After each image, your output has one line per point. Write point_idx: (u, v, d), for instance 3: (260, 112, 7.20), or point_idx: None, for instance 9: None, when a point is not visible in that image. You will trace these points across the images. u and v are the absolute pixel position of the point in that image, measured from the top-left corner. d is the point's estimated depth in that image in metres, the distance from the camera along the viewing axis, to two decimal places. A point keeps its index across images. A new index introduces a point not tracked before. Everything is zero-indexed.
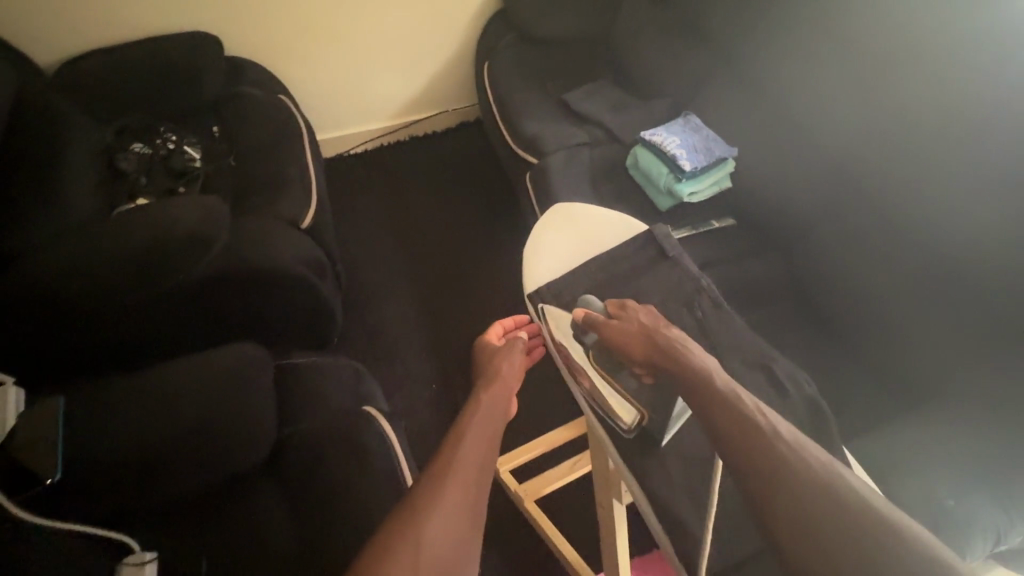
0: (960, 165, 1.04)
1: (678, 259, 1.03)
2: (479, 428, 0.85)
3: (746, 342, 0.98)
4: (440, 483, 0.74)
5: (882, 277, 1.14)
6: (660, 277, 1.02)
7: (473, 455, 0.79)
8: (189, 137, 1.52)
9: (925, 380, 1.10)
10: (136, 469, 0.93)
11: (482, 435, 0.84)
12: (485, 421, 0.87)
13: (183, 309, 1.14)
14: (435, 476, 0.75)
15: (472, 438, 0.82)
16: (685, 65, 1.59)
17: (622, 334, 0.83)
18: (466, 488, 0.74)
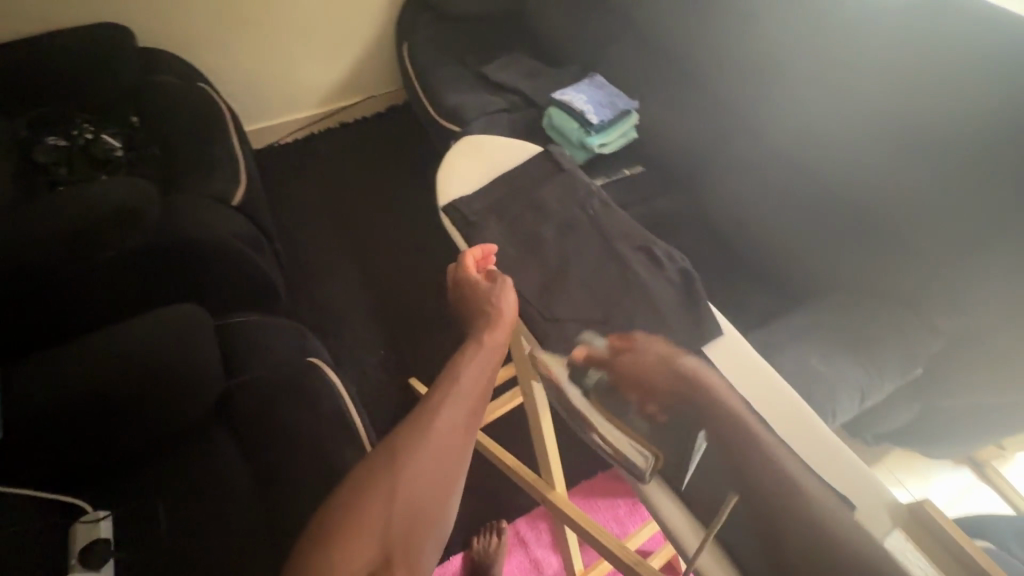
0: (817, 98, 1.21)
1: (570, 170, 1.09)
2: (474, 370, 0.78)
3: (633, 229, 1.02)
4: (414, 434, 0.72)
5: (765, 202, 1.31)
6: (557, 186, 1.06)
7: (457, 401, 0.75)
8: (108, 127, 1.51)
9: (806, 286, 1.27)
10: (84, 423, 0.97)
11: (475, 379, 0.77)
12: (484, 361, 0.79)
13: (118, 283, 1.17)
14: (411, 428, 0.72)
15: (463, 382, 0.77)
16: (589, 31, 1.71)
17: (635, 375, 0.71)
18: (443, 436, 0.72)
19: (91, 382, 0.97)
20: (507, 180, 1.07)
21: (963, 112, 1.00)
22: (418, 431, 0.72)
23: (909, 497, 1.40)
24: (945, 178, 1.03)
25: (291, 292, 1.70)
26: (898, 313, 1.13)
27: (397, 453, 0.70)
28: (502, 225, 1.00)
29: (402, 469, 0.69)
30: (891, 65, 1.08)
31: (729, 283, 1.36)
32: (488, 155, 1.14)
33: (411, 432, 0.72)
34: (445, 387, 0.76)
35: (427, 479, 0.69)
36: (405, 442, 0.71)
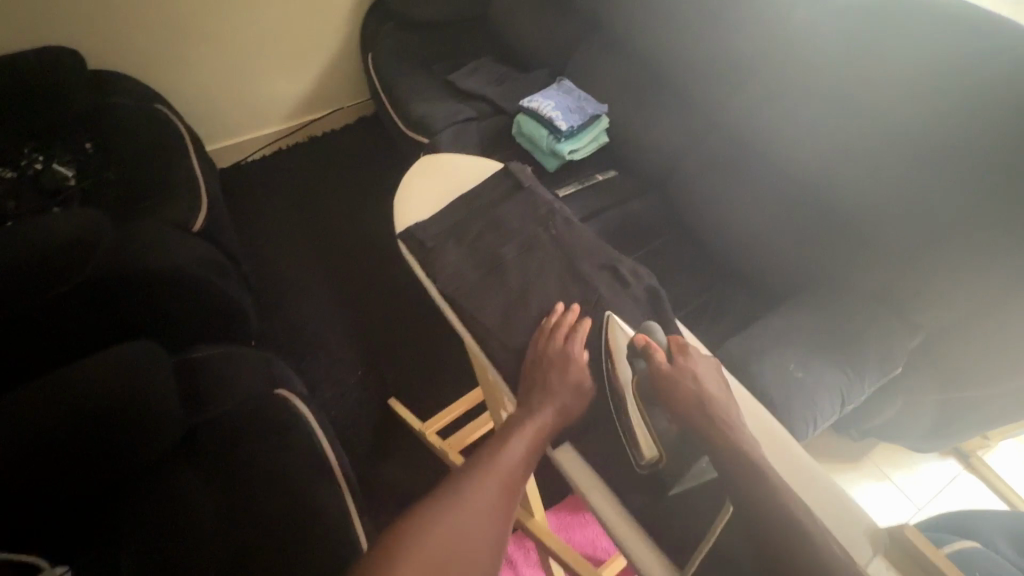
0: (787, 95, 1.19)
1: (532, 187, 1.07)
2: (546, 417, 0.76)
3: (598, 247, 1.00)
4: (479, 476, 0.69)
5: (740, 203, 1.29)
6: (518, 205, 1.04)
7: (524, 447, 0.73)
8: (59, 154, 1.44)
9: (783, 286, 1.26)
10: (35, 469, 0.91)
11: (544, 426, 0.75)
12: (557, 409, 0.77)
13: (70, 320, 1.11)
14: (477, 469, 0.70)
15: (531, 428, 0.75)
16: (555, 34, 1.69)
17: (673, 389, 0.74)
18: (502, 487, 0.69)
19: (41, 424, 0.92)
20: (468, 202, 1.06)
21: (929, 106, 0.98)
22: (483, 473, 0.70)
23: (894, 490, 1.40)
24: (915, 173, 1.02)
25: (262, 314, 1.65)
26: (875, 310, 1.12)
27: (461, 494, 0.67)
28: (461, 247, 0.99)
29: (465, 512, 0.66)
30: (857, 60, 1.06)
31: (706, 285, 1.34)
32: (447, 176, 1.14)
33: (475, 474, 0.70)
34: (512, 432, 0.74)
35: (491, 528, 0.66)
36: (471, 484, 0.68)
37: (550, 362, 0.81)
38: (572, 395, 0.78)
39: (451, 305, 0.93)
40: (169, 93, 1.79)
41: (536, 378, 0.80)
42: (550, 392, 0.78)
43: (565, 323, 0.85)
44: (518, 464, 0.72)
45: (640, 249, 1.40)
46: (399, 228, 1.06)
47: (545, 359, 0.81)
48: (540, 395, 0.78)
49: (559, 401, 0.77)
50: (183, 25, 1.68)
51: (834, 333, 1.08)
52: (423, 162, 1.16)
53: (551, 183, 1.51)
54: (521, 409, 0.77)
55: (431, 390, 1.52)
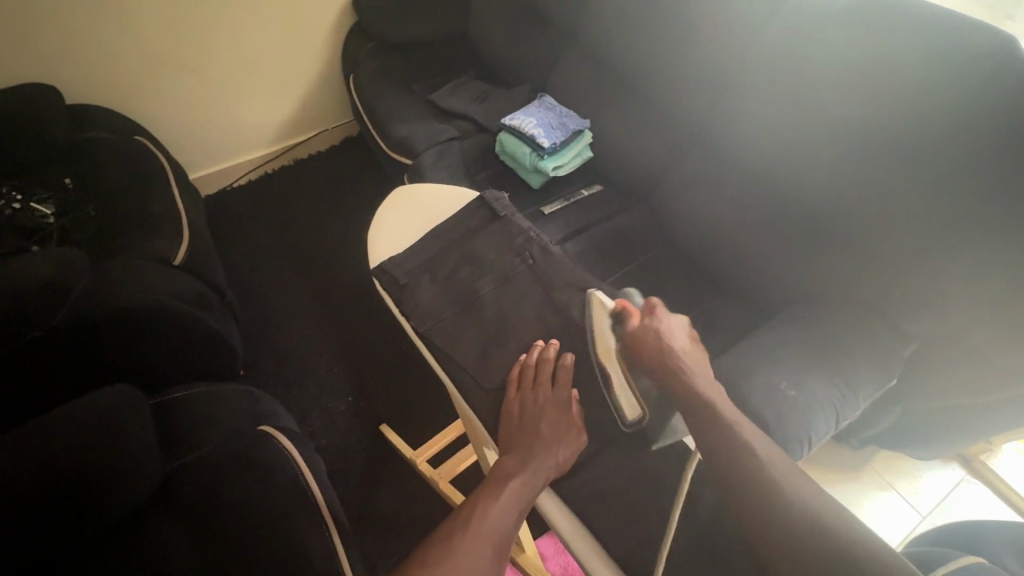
0: (770, 104, 1.17)
1: (507, 217, 1.06)
2: (537, 469, 0.78)
3: (577, 274, 1.01)
4: (473, 531, 0.70)
5: (726, 216, 1.28)
6: (491, 236, 1.04)
7: (516, 500, 0.75)
8: (37, 193, 1.39)
9: (773, 298, 1.24)
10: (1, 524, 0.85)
11: (534, 479, 0.77)
12: (546, 460, 0.79)
13: (43, 364, 1.08)
14: (472, 524, 0.70)
15: (521, 480, 0.76)
16: (534, 50, 1.68)
17: (645, 345, 0.84)
18: (489, 543, 0.69)
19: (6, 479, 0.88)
20: (443, 233, 1.07)
21: (910, 115, 0.97)
22: (477, 527, 0.70)
23: (899, 498, 1.37)
24: (899, 182, 1.01)
25: (251, 345, 1.62)
26: (866, 320, 1.10)
27: (456, 549, 0.68)
28: (437, 283, 1.00)
29: (462, 569, 0.66)
30: (834, 70, 1.05)
31: (696, 299, 1.32)
32: (422, 207, 1.14)
33: (469, 528, 0.70)
34: (504, 484, 0.76)
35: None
36: (466, 539, 0.69)
37: (537, 411, 0.84)
38: (560, 444, 0.81)
39: (423, 340, 0.95)
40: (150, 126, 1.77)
41: (525, 427, 0.83)
42: (539, 443, 0.80)
43: (547, 365, 0.88)
44: (509, 515, 0.73)
45: (629, 264, 1.39)
46: (374, 263, 1.07)
47: (532, 408, 0.84)
48: (529, 445, 0.80)
49: (548, 452, 0.80)
50: (162, 57, 1.66)
51: (828, 346, 1.06)
52: (400, 193, 1.18)
53: (536, 200, 1.50)
54: (510, 460, 0.79)
55: (423, 414, 1.50)
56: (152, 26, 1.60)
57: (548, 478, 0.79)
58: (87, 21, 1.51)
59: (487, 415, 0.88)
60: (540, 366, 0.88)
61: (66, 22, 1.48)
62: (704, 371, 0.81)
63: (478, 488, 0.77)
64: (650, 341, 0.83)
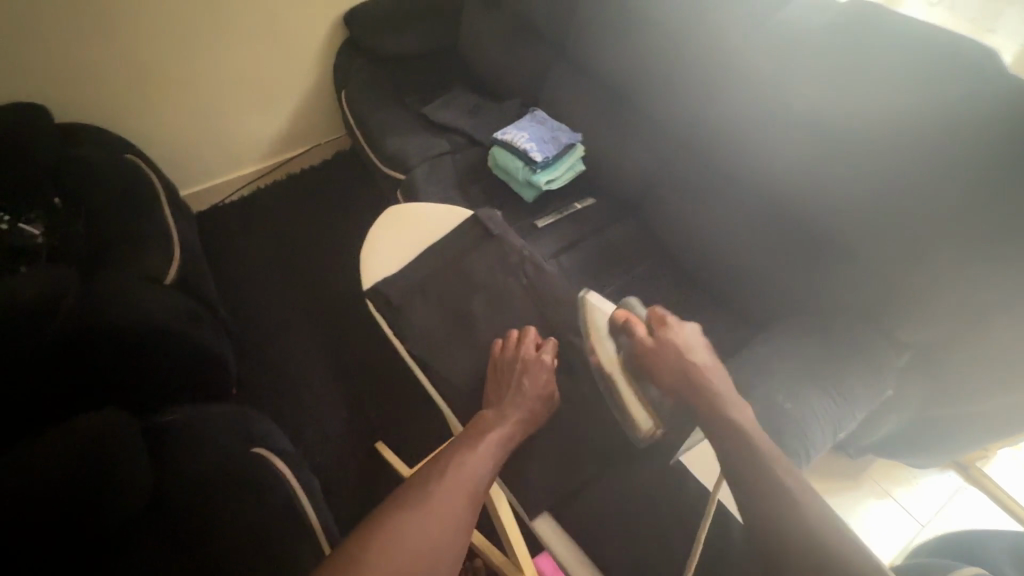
0: (762, 113, 1.18)
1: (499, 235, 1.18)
2: (512, 424, 0.93)
3: None
4: (453, 473, 0.84)
5: (719, 227, 1.29)
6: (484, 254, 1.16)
7: (492, 450, 0.89)
8: (26, 213, 1.39)
9: (767, 308, 1.24)
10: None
11: (508, 432, 0.92)
12: (522, 416, 0.94)
13: (31, 382, 1.06)
14: (451, 466, 0.84)
15: (498, 433, 0.91)
16: (526, 62, 1.69)
17: (662, 361, 0.94)
18: (469, 482, 0.84)
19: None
20: (436, 252, 1.17)
21: (898, 126, 0.98)
22: (458, 470, 0.85)
23: (898, 506, 1.38)
24: (887, 191, 1.02)
25: (244, 362, 1.61)
26: (862, 330, 1.11)
27: (436, 486, 0.82)
28: None
29: (438, 504, 0.79)
30: (822, 83, 1.07)
31: (692, 310, 1.33)
32: (416, 226, 1.24)
33: (449, 470, 0.84)
34: (482, 436, 0.90)
35: (460, 519, 0.79)
36: (445, 478, 0.83)
37: (518, 373, 0.99)
38: (536, 405, 0.96)
39: None
40: (142, 143, 1.76)
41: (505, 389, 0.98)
42: (518, 401, 0.95)
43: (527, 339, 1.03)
44: (487, 461, 0.88)
45: (623, 276, 1.39)
46: (366, 285, 1.16)
47: (512, 370, 1.00)
48: (508, 402, 0.95)
49: (524, 410, 0.95)
50: (154, 74, 1.66)
51: (822, 358, 1.07)
52: (394, 212, 1.27)
53: (529, 213, 1.50)
54: (491, 415, 0.94)
55: (420, 430, 1.49)
56: (144, 44, 1.60)
57: (521, 433, 0.93)
58: (79, 39, 1.51)
59: None
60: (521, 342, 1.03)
61: (58, 41, 1.48)
62: (723, 379, 0.90)
63: (460, 437, 0.91)
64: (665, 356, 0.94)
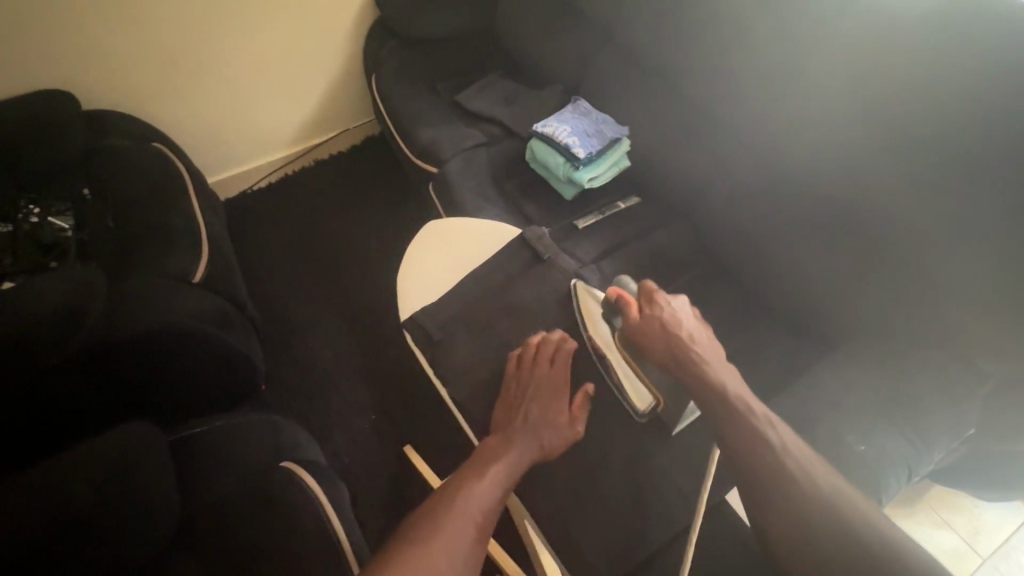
0: (834, 111, 1.06)
1: (552, 259, 1.14)
2: (521, 448, 0.88)
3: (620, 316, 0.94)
4: (459, 506, 0.79)
5: (775, 234, 1.18)
6: (531, 281, 1.12)
7: (499, 478, 0.84)
8: (57, 205, 1.38)
9: (830, 326, 1.14)
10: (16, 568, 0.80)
11: (516, 457, 0.87)
12: (533, 438, 0.90)
13: (57, 396, 1.04)
14: (457, 497, 0.79)
15: (506, 459, 0.86)
16: (570, 47, 1.58)
17: (648, 335, 0.90)
18: (479, 511, 0.79)
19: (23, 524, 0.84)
20: (479, 278, 1.13)
21: (1001, 132, 0.85)
22: (464, 499, 0.80)
23: (957, 539, 1.28)
24: (977, 207, 0.90)
25: (272, 357, 1.59)
26: (939, 359, 1.00)
27: (442, 519, 0.76)
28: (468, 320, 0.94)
29: (446, 538, 0.74)
30: (904, 83, 0.95)
31: (742, 324, 1.23)
32: (455, 245, 1.20)
33: (454, 502, 0.79)
34: (490, 462, 0.86)
35: (470, 554, 0.74)
36: (452, 511, 0.78)
37: (526, 395, 0.95)
38: (546, 425, 0.92)
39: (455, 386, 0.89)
40: (169, 130, 1.72)
41: (516, 406, 0.94)
42: (525, 423, 0.91)
43: (551, 345, 1.00)
44: (496, 487, 0.83)
45: (668, 284, 1.30)
46: (404, 315, 1.12)
47: (522, 391, 0.96)
48: (520, 422, 0.91)
49: (533, 432, 0.91)
50: (178, 58, 1.60)
51: (893, 391, 0.97)
52: (431, 228, 1.23)
53: (569, 213, 1.41)
54: (496, 441, 0.89)
55: (447, 437, 1.45)
56: (168, 27, 1.54)
57: (533, 454, 0.89)
58: (101, 24, 1.45)
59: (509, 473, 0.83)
60: (541, 350, 1.00)
61: (83, 25, 1.43)
62: (714, 351, 0.86)
63: (465, 467, 0.86)
64: (653, 330, 0.89)
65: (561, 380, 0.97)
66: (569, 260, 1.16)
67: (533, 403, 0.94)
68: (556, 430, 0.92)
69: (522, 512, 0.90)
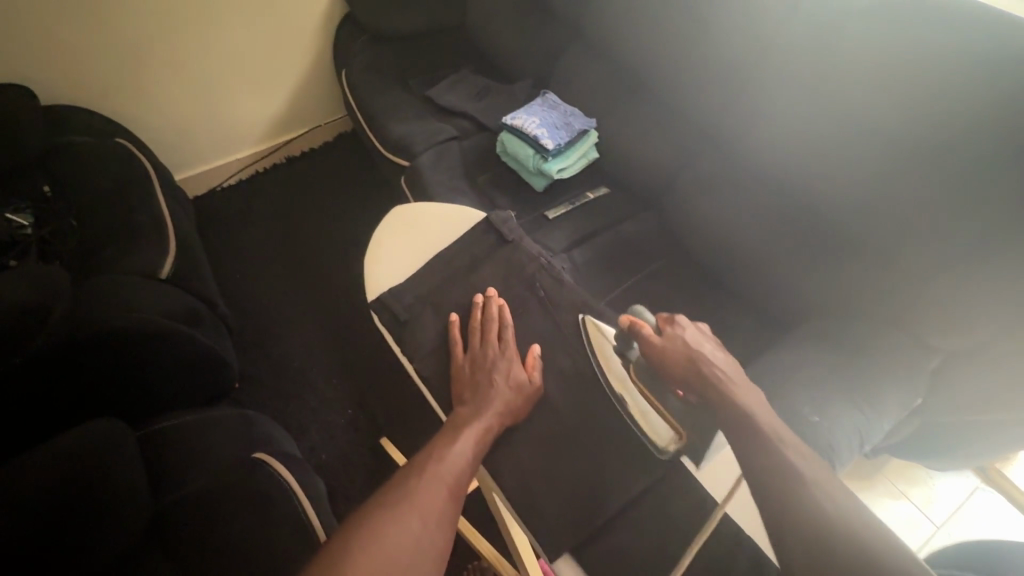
0: (788, 101, 1.10)
1: (516, 241, 1.16)
2: (489, 417, 0.90)
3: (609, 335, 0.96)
4: (429, 474, 0.82)
5: (735, 220, 1.23)
6: (501, 265, 1.14)
7: (470, 447, 0.87)
8: (15, 202, 1.33)
9: (791, 308, 1.19)
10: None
11: (487, 426, 0.90)
12: (502, 406, 0.92)
13: (18, 395, 1.01)
14: (428, 465, 0.83)
15: (476, 428, 0.89)
16: (538, 42, 1.60)
17: (669, 357, 0.84)
18: (451, 480, 0.82)
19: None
20: (447, 264, 1.14)
21: (941, 117, 0.90)
22: (435, 471, 0.82)
23: (913, 509, 1.34)
24: (923, 188, 0.95)
25: (245, 355, 1.57)
26: (889, 334, 1.05)
27: (413, 488, 0.80)
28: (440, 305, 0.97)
29: (417, 505, 0.78)
30: (852, 73, 0.99)
31: (708, 308, 1.27)
32: (420, 231, 1.22)
33: (426, 470, 0.82)
34: (461, 431, 0.88)
35: (441, 519, 0.78)
36: (423, 479, 0.81)
37: (487, 366, 0.97)
38: (513, 394, 0.94)
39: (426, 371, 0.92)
40: (133, 126, 1.69)
41: (479, 378, 0.96)
42: (493, 392, 0.93)
43: (495, 319, 1.03)
44: (467, 456, 0.86)
45: (637, 271, 1.33)
46: (371, 297, 1.13)
47: (482, 362, 0.98)
48: (487, 393, 0.93)
49: (502, 401, 0.93)
50: (140, 52, 1.57)
51: (850, 368, 1.02)
52: (396, 214, 1.25)
53: (540, 204, 1.43)
54: (467, 411, 0.92)
55: (423, 427, 1.46)
56: (129, 20, 1.50)
57: (503, 421, 0.92)
58: (57, 17, 1.41)
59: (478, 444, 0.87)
60: (487, 324, 1.03)
61: (38, 17, 1.39)
62: (740, 373, 0.80)
63: (437, 435, 0.88)
64: (675, 352, 0.84)
65: (512, 352, 0.99)
66: (533, 242, 1.18)
67: (496, 374, 0.95)
68: (521, 401, 0.95)
69: (491, 486, 0.91)
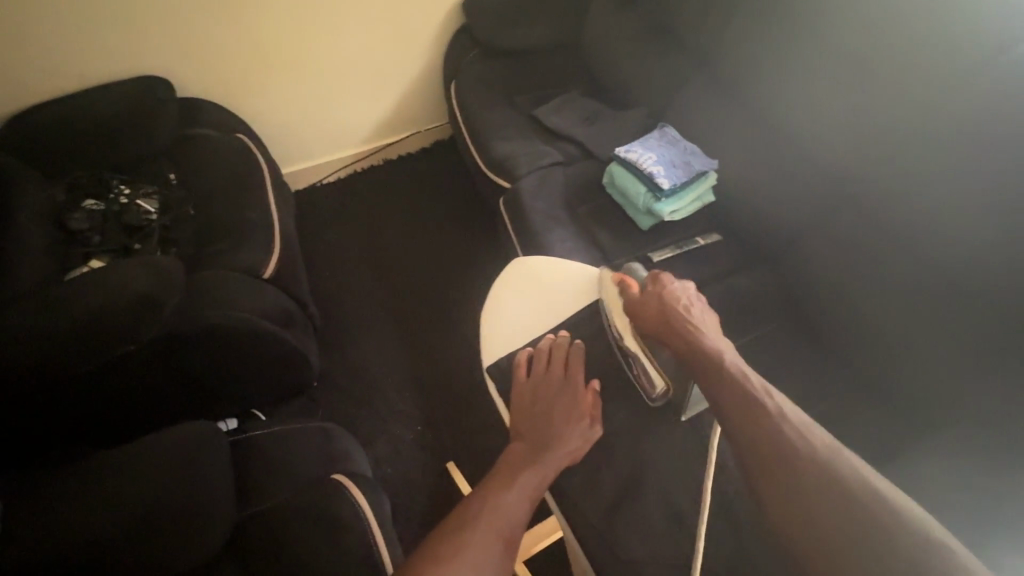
0: (954, 167, 0.97)
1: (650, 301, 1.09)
2: (548, 458, 0.88)
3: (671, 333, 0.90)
4: (484, 521, 0.77)
5: (872, 293, 1.08)
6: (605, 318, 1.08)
7: (525, 488, 0.84)
8: (145, 187, 1.43)
9: (930, 405, 1.03)
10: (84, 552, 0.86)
11: (545, 465, 0.87)
12: (557, 444, 0.90)
13: (128, 378, 1.09)
14: (485, 508, 0.79)
15: (534, 468, 0.86)
16: (657, 70, 1.51)
17: (644, 307, 0.95)
18: (509, 522, 0.79)
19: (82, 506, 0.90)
20: None
21: None
22: (494, 513, 0.79)
23: None
24: None
25: (327, 355, 1.60)
26: None
27: (468, 535, 0.75)
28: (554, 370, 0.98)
29: (476, 549, 0.73)
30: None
31: (824, 387, 1.13)
32: (541, 284, 1.17)
33: (484, 512, 0.79)
34: (516, 473, 0.85)
35: (497, 567, 0.73)
36: (481, 518, 0.78)
37: (550, 396, 0.95)
38: (570, 431, 0.92)
39: (534, 441, 0.90)
40: (252, 121, 1.77)
41: (538, 411, 0.94)
42: (551, 429, 0.92)
43: (560, 353, 1.00)
44: (524, 499, 0.83)
45: (747, 333, 1.21)
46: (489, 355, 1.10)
47: (545, 391, 0.96)
48: (542, 431, 0.91)
49: (558, 440, 0.91)
50: (269, 54, 1.65)
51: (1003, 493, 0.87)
52: (518, 266, 1.20)
53: (643, 244, 1.35)
54: (522, 449, 0.89)
55: (491, 458, 1.42)
56: (265, 23, 1.58)
57: (559, 461, 0.89)
58: (201, 18, 1.51)
59: (534, 483, 0.85)
60: (552, 352, 1.01)
61: (183, 19, 1.49)
62: (710, 328, 0.89)
63: (494, 475, 0.85)
64: (652, 303, 0.94)
65: (568, 377, 0.98)
66: None
67: (556, 408, 0.94)
68: (579, 433, 0.93)
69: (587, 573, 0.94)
